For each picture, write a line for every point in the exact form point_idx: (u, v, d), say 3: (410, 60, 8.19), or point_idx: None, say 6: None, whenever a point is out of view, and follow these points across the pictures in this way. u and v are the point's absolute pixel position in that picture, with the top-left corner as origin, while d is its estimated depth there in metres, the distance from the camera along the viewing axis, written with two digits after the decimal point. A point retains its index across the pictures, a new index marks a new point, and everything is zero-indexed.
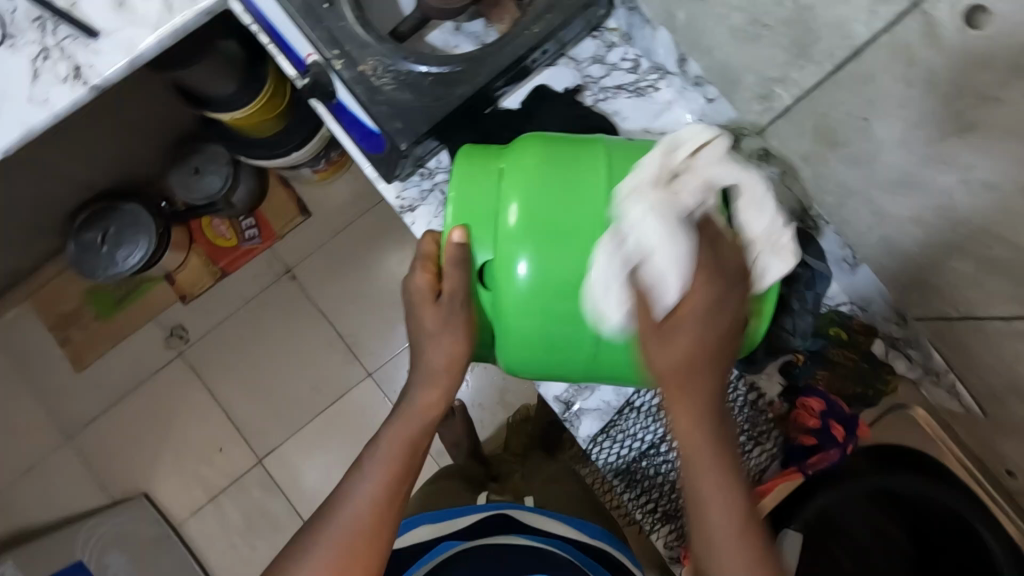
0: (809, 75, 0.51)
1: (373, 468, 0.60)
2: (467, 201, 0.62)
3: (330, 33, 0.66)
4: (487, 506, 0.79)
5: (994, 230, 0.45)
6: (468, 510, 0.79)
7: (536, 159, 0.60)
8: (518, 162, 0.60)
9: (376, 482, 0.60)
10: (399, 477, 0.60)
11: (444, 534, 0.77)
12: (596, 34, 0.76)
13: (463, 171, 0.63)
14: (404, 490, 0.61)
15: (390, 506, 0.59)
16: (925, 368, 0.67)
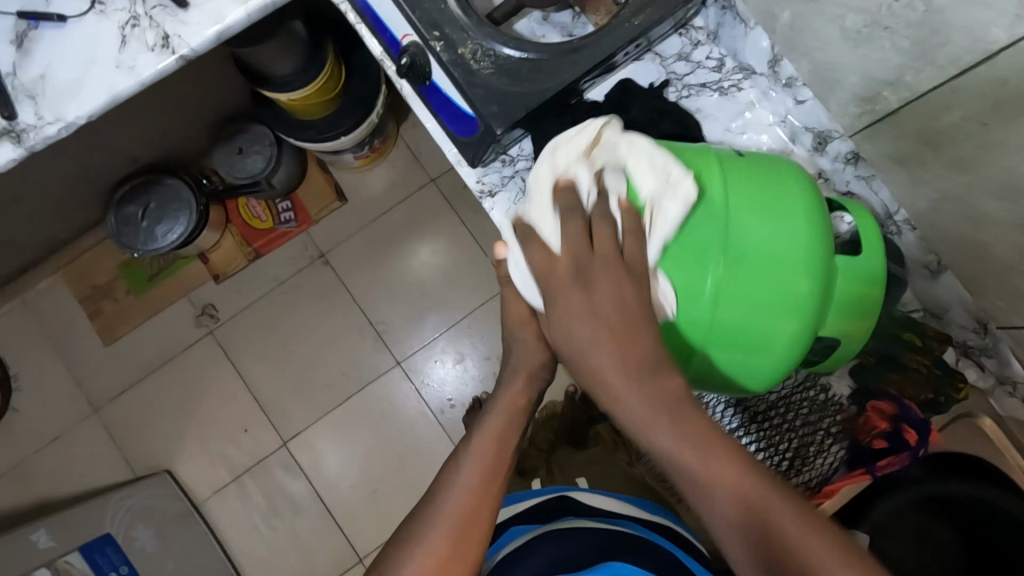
0: (926, 78, 0.53)
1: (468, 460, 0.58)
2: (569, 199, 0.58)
3: (430, 15, 0.67)
4: (547, 489, 0.80)
5: None
6: (530, 493, 0.81)
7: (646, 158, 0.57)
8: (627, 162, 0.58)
9: (473, 471, 0.57)
10: (496, 466, 0.58)
11: (509, 516, 0.79)
12: (682, 32, 0.76)
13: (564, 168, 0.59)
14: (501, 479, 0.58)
15: (488, 496, 0.57)
16: (999, 377, 0.69)
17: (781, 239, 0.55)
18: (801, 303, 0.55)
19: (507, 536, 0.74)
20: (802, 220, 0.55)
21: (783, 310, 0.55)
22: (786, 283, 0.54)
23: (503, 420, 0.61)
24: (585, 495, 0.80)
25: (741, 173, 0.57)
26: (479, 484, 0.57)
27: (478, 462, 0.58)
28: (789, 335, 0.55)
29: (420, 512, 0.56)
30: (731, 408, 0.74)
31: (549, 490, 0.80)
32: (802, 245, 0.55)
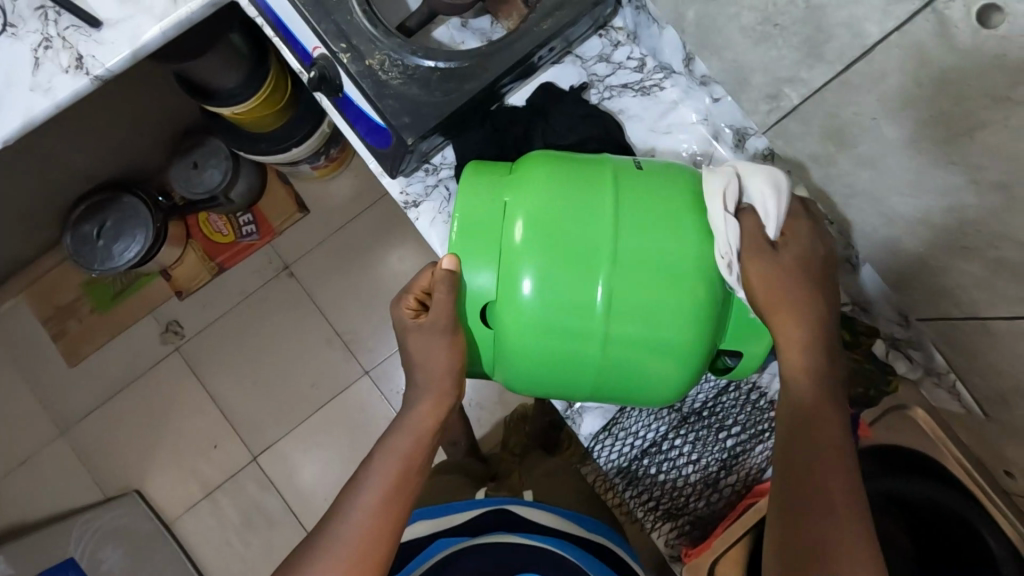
0: (818, 74, 0.52)
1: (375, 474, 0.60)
2: (471, 212, 0.61)
3: (337, 27, 0.66)
4: (485, 503, 0.80)
5: (1005, 231, 0.46)
6: (466, 506, 0.81)
7: (549, 176, 0.59)
8: (529, 181, 0.59)
9: (379, 489, 0.60)
10: (404, 480, 0.61)
11: (441, 528, 0.79)
12: (602, 33, 0.75)
13: (471, 183, 0.62)
14: (408, 493, 0.61)
15: (393, 510, 0.60)
16: (926, 368, 0.68)
17: (675, 249, 0.57)
18: (693, 310, 0.57)
19: (436, 549, 0.74)
20: (690, 231, 0.58)
21: (676, 319, 0.57)
22: (676, 291, 0.56)
23: (410, 438, 0.62)
24: (524, 508, 0.79)
25: (635, 187, 0.59)
26: (383, 503, 0.59)
27: (383, 480, 0.60)
28: (687, 341, 0.57)
29: (326, 524, 0.59)
30: (662, 414, 0.74)
31: (486, 503, 0.80)
32: (688, 253, 0.57)
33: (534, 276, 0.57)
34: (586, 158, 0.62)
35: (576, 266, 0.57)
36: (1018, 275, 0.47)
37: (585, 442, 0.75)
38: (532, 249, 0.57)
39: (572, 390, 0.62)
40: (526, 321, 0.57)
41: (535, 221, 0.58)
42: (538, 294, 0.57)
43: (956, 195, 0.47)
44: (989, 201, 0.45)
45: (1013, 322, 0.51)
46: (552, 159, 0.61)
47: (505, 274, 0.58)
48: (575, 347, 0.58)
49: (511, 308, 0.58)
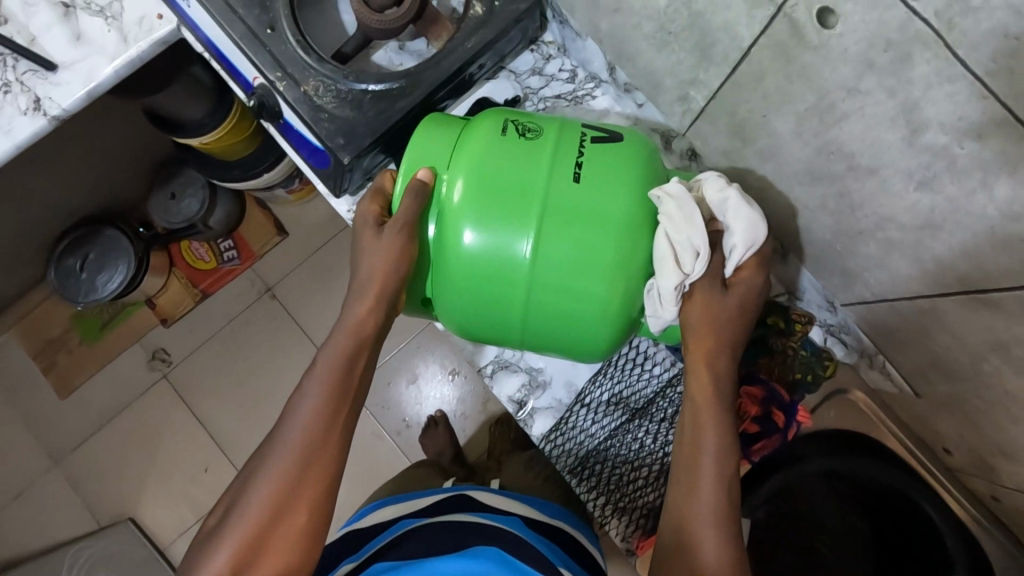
0: (714, 75, 0.55)
1: (314, 386, 0.60)
2: (424, 157, 0.61)
3: (273, 57, 0.69)
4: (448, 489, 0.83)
5: (887, 213, 0.49)
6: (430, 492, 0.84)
7: (497, 131, 0.60)
8: (475, 137, 0.60)
9: (319, 392, 0.59)
10: (340, 391, 0.60)
11: (402, 512, 0.81)
12: (534, 48, 0.79)
13: (424, 132, 0.63)
14: (345, 405, 0.60)
15: (330, 424, 0.59)
16: (859, 350, 0.70)
17: (610, 204, 0.57)
18: (620, 261, 0.57)
19: (394, 529, 0.76)
20: (624, 186, 0.57)
21: (604, 271, 0.57)
22: (607, 242, 0.56)
23: (352, 342, 0.61)
24: (485, 494, 0.83)
25: (579, 145, 0.59)
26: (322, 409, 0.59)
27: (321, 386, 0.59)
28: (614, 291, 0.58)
29: (269, 441, 0.59)
30: (612, 410, 0.76)
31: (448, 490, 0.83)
32: (622, 210, 0.57)
33: (472, 226, 0.57)
34: (534, 117, 0.62)
35: (510, 218, 0.57)
36: (906, 253, 0.51)
37: (537, 443, 0.77)
38: (469, 203, 0.58)
39: (511, 337, 0.63)
40: (459, 266, 0.58)
41: (477, 171, 0.58)
42: (472, 240, 0.57)
43: (841, 183, 0.50)
44: (869, 186, 0.48)
45: (913, 300, 0.54)
46: (500, 120, 0.61)
47: (445, 220, 0.59)
48: (508, 297, 0.59)
49: (450, 257, 0.59)
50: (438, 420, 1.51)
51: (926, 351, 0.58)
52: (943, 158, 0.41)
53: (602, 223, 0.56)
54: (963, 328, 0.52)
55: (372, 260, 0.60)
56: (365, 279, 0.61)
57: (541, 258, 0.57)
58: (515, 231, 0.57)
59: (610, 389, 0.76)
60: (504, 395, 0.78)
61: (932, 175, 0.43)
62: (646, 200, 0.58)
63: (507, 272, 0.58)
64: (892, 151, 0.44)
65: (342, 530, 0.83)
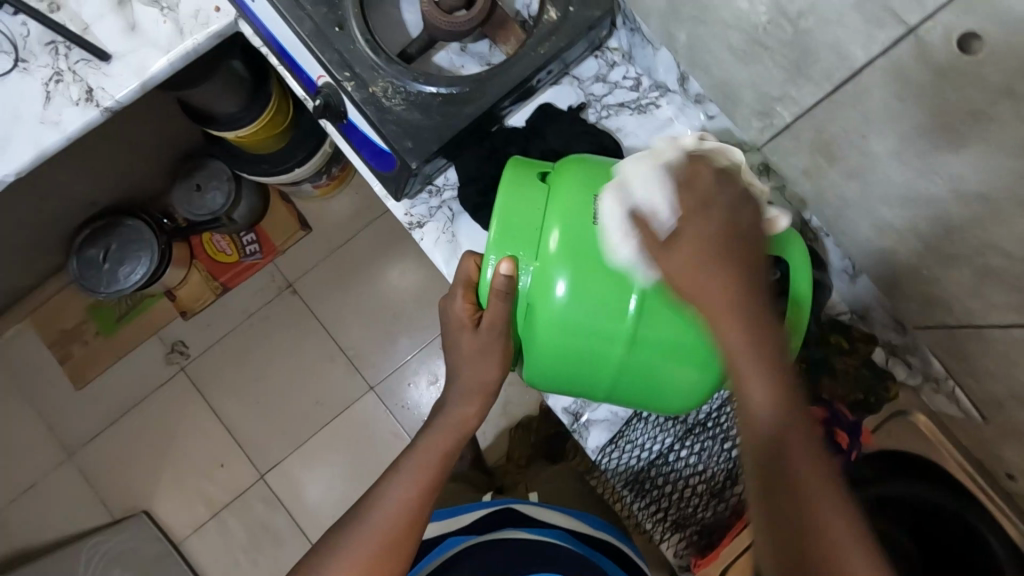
0: (807, 94, 0.54)
1: (403, 476, 0.62)
2: (513, 210, 0.57)
3: (341, 56, 0.68)
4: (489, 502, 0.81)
5: (992, 241, 0.48)
6: (471, 507, 0.82)
7: (589, 183, 0.57)
8: (566, 186, 0.57)
9: (407, 487, 0.61)
10: (429, 486, 0.62)
11: (447, 530, 0.80)
12: (598, 53, 0.77)
13: (510, 178, 0.59)
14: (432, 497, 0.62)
15: (413, 524, 0.60)
16: (925, 373, 0.69)
17: None
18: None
19: (446, 549, 0.76)
20: None
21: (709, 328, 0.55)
22: None
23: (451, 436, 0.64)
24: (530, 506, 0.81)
25: None
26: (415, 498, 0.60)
27: (418, 473, 0.61)
28: (714, 353, 0.55)
29: (351, 520, 0.60)
30: (668, 425, 0.75)
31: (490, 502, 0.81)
32: None
33: (567, 280, 0.55)
34: (626, 175, 0.58)
35: (609, 284, 0.55)
36: (1005, 282, 0.50)
37: (592, 455, 0.76)
38: (563, 263, 0.55)
39: (593, 392, 0.61)
40: (555, 324, 0.56)
41: (573, 227, 0.56)
42: (570, 297, 0.55)
43: (944, 208, 0.50)
44: (976, 212, 0.47)
45: (1005, 329, 0.53)
46: (590, 192, 0.57)
47: (537, 277, 0.56)
48: (603, 355, 0.57)
49: (540, 316, 0.56)
50: None
51: (1007, 381, 0.57)
52: None
53: None
54: None
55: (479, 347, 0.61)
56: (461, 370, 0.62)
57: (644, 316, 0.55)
58: (614, 287, 0.55)
59: None
60: (559, 406, 0.76)
61: None
62: None
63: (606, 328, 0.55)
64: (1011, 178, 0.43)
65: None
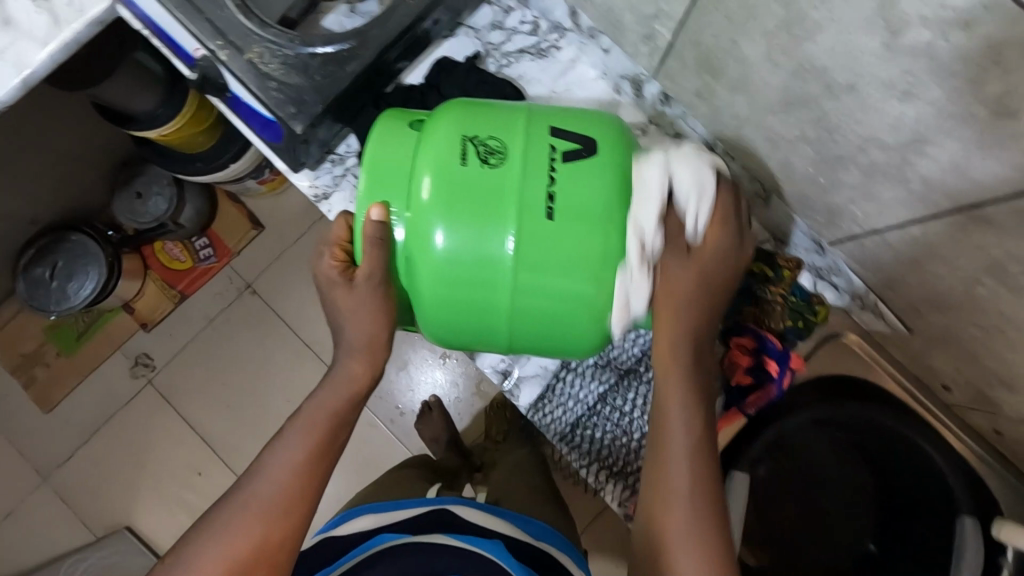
0: (677, 4, 0.51)
1: (297, 437, 0.59)
2: (384, 164, 0.55)
3: (212, 24, 0.65)
4: (431, 500, 0.82)
5: (868, 131, 0.46)
6: (411, 504, 0.82)
7: (455, 122, 0.54)
8: (432, 132, 0.54)
9: (297, 448, 0.59)
10: (323, 445, 0.59)
11: (381, 523, 0.79)
12: (492, 0, 0.75)
13: (379, 130, 0.57)
14: (325, 462, 0.60)
15: (305, 482, 0.58)
16: (851, 292, 0.68)
17: (587, 192, 0.52)
18: (610, 258, 0.52)
19: (370, 543, 0.74)
20: (603, 169, 0.53)
21: (591, 261, 0.52)
22: (587, 237, 0.52)
23: (338, 396, 0.61)
24: (467, 509, 0.80)
25: (548, 125, 0.54)
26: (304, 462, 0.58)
27: (307, 437, 0.59)
28: (605, 291, 0.53)
29: (240, 485, 0.58)
30: (599, 374, 0.73)
31: (430, 501, 0.81)
32: (602, 191, 0.52)
33: (444, 227, 0.52)
34: (501, 115, 0.55)
35: (485, 219, 0.52)
36: (892, 178, 0.48)
37: (525, 413, 0.75)
38: (440, 195, 0.52)
39: (494, 343, 0.58)
40: (440, 273, 0.53)
41: (442, 175, 0.52)
42: (450, 245, 0.52)
43: (819, 105, 0.48)
44: (845, 104, 0.46)
45: (902, 229, 0.51)
46: (458, 132, 0.53)
47: (413, 226, 0.53)
48: (490, 301, 0.54)
49: (422, 265, 0.53)
50: (434, 405, 1.32)
51: (921, 286, 0.56)
52: (926, 58, 0.38)
53: (586, 210, 0.52)
54: (953, 254, 0.49)
55: (361, 299, 0.57)
56: (354, 344, 0.60)
57: (523, 258, 0.52)
58: (487, 231, 0.51)
59: (609, 353, 0.73)
60: (487, 366, 0.75)
61: (915, 82, 0.40)
62: (622, 179, 0.53)
63: (481, 279, 0.53)
64: (866, 60, 0.41)
65: (318, 535, 0.81)
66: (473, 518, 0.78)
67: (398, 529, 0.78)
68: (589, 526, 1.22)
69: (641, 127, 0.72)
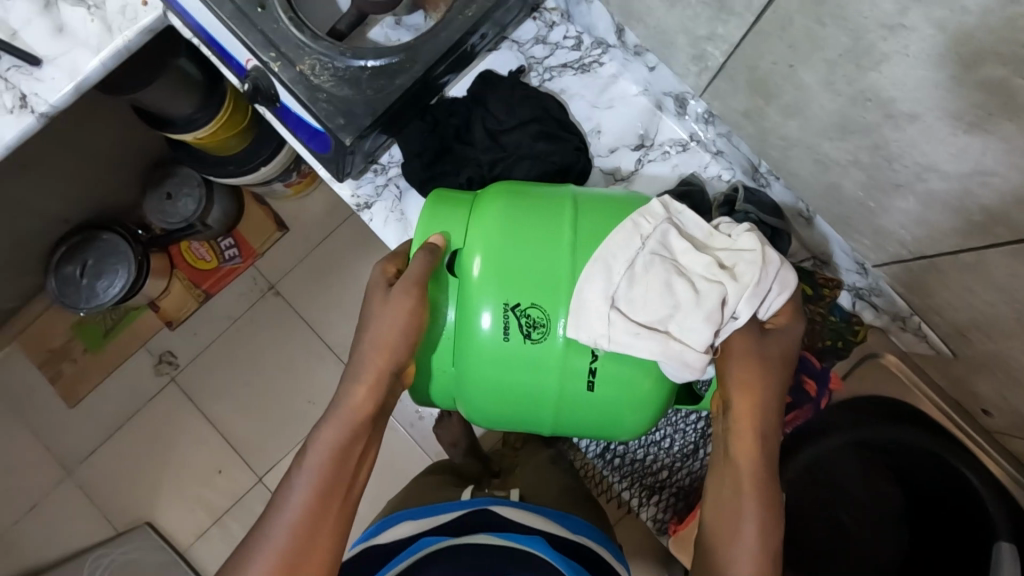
0: (734, 27, 0.52)
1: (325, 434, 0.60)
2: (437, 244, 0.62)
3: (265, 36, 0.66)
4: (468, 502, 0.83)
5: (928, 158, 0.46)
6: (448, 507, 0.83)
7: (501, 213, 0.60)
8: (481, 220, 0.60)
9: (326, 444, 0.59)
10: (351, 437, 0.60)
11: (422, 529, 0.80)
12: (536, 15, 0.75)
13: (433, 213, 0.63)
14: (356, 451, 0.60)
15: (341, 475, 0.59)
16: (892, 313, 0.68)
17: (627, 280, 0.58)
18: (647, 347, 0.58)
19: (414, 548, 0.75)
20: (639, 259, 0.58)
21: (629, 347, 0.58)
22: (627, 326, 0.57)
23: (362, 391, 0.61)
24: (505, 508, 0.81)
25: (588, 215, 0.60)
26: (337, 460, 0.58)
27: (334, 432, 0.60)
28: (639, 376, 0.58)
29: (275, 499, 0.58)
30: None
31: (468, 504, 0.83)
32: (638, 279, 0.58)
33: (491, 311, 0.58)
34: (544, 204, 0.61)
35: (535, 311, 0.58)
36: (948, 205, 0.48)
37: (563, 426, 0.75)
38: (489, 284, 0.58)
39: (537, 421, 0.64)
40: (487, 353, 0.59)
41: (491, 263, 0.58)
42: (496, 326, 0.58)
43: (876, 132, 0.48)
44: (906, 132, 0.46)
45: (956, 256, 0.52)
46: (503, 225, 0.59)
47: (464, 308, 0.59)
48: (535, 380, 0.59)
49: (471, 344, 0.59)
50: (454, 409, 1.33)
51: (969, 311, 0.56)
52: (1000, 92, 0.38)
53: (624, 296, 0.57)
54: (1009, 282, 0.49)
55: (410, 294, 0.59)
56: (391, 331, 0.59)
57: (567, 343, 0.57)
58: (532, 316, 0.58)
59: None
60: None
61: (985, 114, 0.40)
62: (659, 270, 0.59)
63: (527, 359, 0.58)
64: (935, 90, 0.42)
65: (355, 547, 0.82)
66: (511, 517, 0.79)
67: (438, 532, 0.79)
68: (620, 522, 1.22)
69: (683, 143, 0.73)
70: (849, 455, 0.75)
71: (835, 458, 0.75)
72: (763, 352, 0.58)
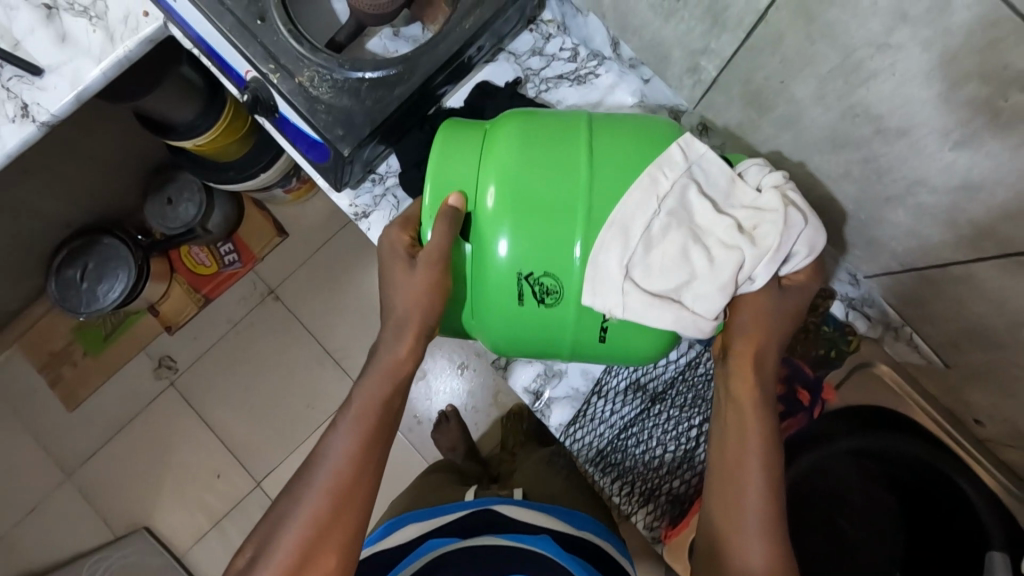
0: (726, 43, 0.53)
1: (347, 428, 0.60)
2: (450, 170, 0.60)
3: (264, 48, 0.67)
4: (473, 503, 0.84)
5: (918, 173, 0.47)
6: (452, 508, 0.84)
7: (515, 136, 0.58)
8: (496, 145, 0.59)
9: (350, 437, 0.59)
10: (373, 432, 0.60)
11: (426, 530, 0.80)
12: (532, 27, 0.76)
13: (446, 142, 0.61)
14: (378, 448, 0.60)
15: (363, 469, 0.59)
16: (883, 323, 0.70)
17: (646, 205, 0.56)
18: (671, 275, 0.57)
19: (422, 551, 0.76)
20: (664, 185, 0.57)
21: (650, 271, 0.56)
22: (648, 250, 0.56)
23: (384, 388, 0.61)
24: (510, 508, 0.82)
25: (605, 138, 0.58)
26: (348, 462, 0.58)
27: (357, 427, 0.60)
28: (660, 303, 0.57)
29: (296, 485, 0.59)
30: (627, 397, 0.75)
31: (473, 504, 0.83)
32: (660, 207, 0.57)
33: (509, 237, 0.56)
34: (561, 126, 0.59)
35: (552, 232, 0.56)
36: (938, 219, 0.49)
37: (556, 433, 0.76)
38: (503, 211, 0.56)
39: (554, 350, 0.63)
40: (503, 281, 0.57)
41: (508, 188, 0.57)
42: (513, 252, 0.56)
43: (867, 146, 0.49)
44: (896, 147, 0.47)
45: (947, 268, 0.52)
46: (518, 148, 0.57)
47: (479, 235, 0.58)
48: (550, 311, 0.58)
49: (487, 273, 0.58)
50: (451, 414, 1.34)
51: (960, 321, 0.57)
52: (986, 111, 0.39)
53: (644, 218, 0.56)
54: (998, 293, 0.50)
55: (410, 294, 0.59)
56: (400, 320, 0.61)
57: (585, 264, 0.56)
58: (550, 239, 0.56)
59: (635, 376, 0.75)
60: (520, 386, 0.77)
61: (971, 132, 0.41)
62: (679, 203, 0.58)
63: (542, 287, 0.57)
64: (923, 108, 0.43)
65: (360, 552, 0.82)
66: (516, 517, 0.80)
67: (443, 533, 0.79)
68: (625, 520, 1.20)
69: None
70: (847, 465, 0.74)
71: (833, 467, 0.74)
72: (778, 308, 0.58)
